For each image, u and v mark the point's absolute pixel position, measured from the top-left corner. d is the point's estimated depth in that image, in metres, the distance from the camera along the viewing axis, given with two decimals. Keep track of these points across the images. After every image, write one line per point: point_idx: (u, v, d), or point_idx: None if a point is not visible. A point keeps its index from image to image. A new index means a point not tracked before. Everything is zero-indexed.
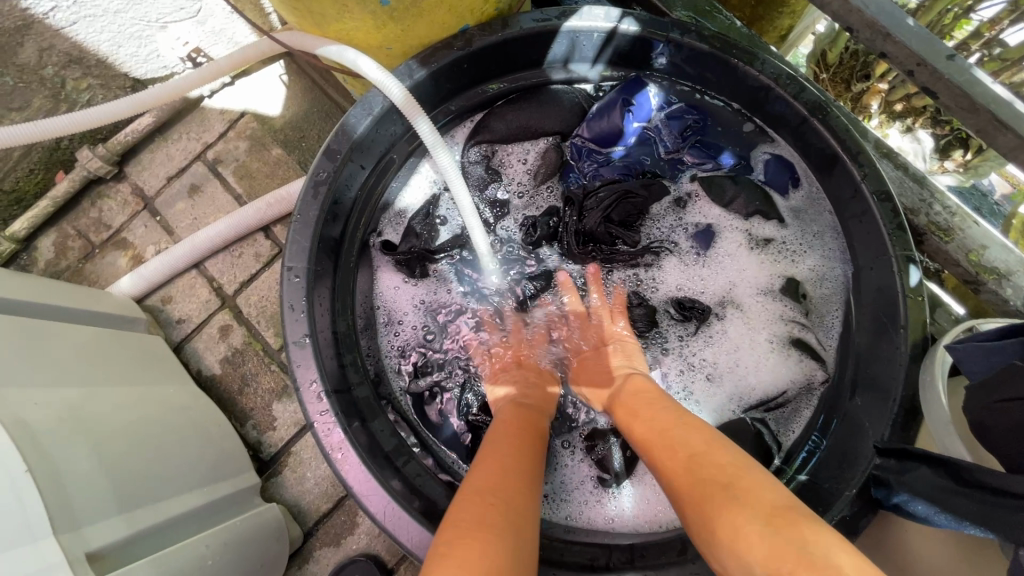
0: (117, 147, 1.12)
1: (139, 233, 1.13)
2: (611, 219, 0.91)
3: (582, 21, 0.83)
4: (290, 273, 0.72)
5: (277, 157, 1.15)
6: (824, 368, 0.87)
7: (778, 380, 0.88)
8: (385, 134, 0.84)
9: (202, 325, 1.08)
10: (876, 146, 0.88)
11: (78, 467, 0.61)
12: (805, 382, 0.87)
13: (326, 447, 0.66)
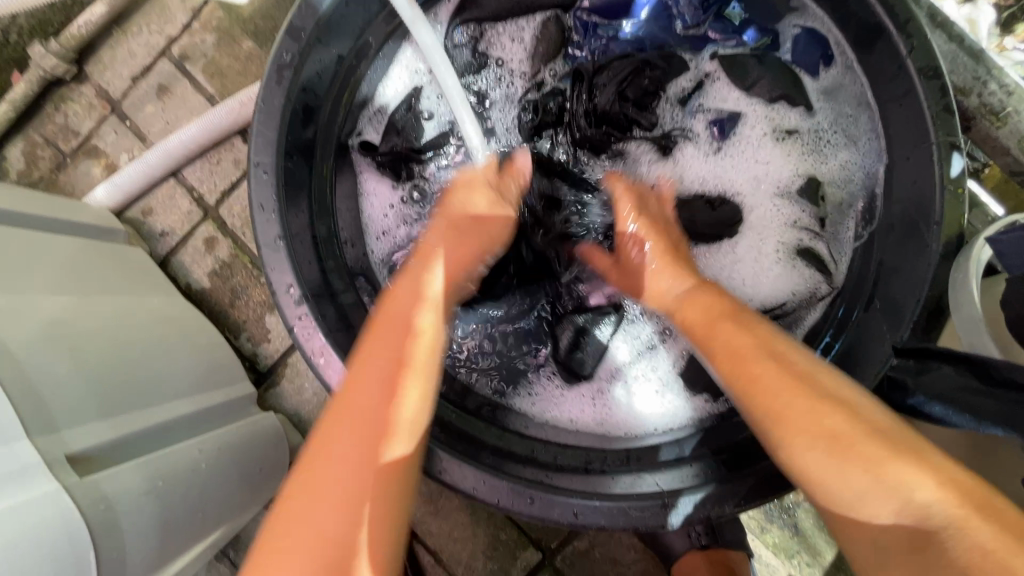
0: (72, 41, 1.01)
1: (110, 140, 1.06)
2: (626, 95, 0.81)
3: None
4: (257, 169, 0.65)
5: (248, 52, 1.04)
6: (830, 281, 0.81)
7: (780, 292, 0.82)
8: (356, 9, 0.72)
9: (186, 238, 1.03)
10: (929, 14, 0.75)
11: (54, 375, 0.58)
12: (809, 292, 0.81)
13: (308, 352, 0.63)
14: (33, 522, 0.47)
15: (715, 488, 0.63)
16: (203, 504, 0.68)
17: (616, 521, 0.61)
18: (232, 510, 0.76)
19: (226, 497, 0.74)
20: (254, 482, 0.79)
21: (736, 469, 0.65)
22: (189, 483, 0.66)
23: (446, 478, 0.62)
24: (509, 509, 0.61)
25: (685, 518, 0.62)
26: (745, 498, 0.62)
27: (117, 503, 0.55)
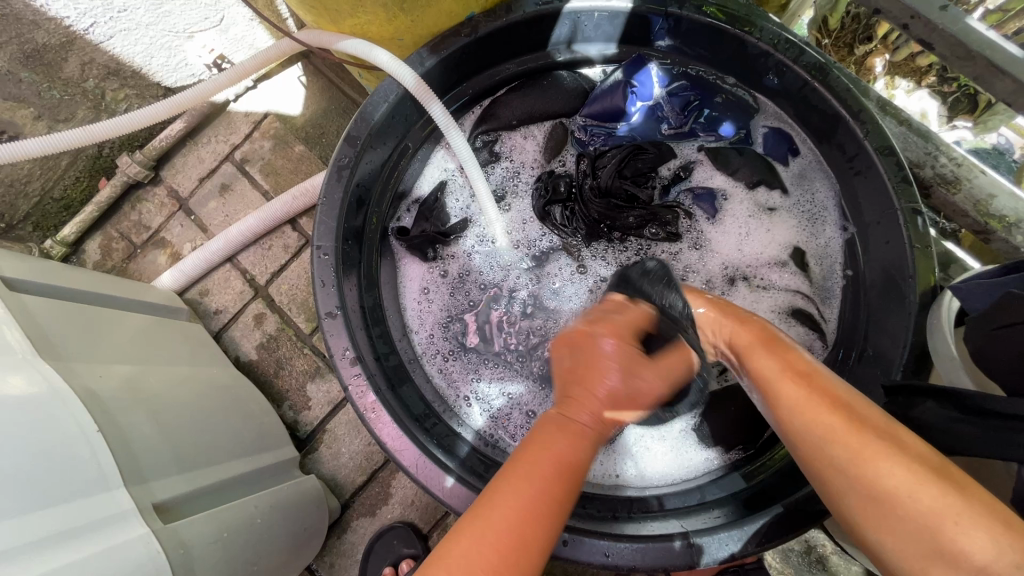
0: (153, 152, 1.19)
1: (177, 232, 1.21)
2: (623, 174, 0.92)
3: (582, 1, 0.86)
4: (319, 252, 0.77)
5: (299, 153, 1.22)
6: (823, 337, 0.89)
7: None
8: (399, 121, 0.87)
9: (238, 315, 1.14)
10: (879, 104, 0.89)
11: (143, 435, 0.66)
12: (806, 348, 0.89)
13: (360, 408, 0.71)
14: (129, 561, 0.54)
15: (736, 527, 0.67)
16: (257, 559, 0.73)
17: (646, 556, 0.65)
18: (279, 567, 0.80)
19: (275, 554, 0.78)
20: (298, 541, 0.84)
21: (758, 509, 0.69)
22: (247, 534, 0.71)
23: None
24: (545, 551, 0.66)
25: (710, 558, 0.65)
26: (766, 537, 0.65)
27: (191, 548, 0.61)
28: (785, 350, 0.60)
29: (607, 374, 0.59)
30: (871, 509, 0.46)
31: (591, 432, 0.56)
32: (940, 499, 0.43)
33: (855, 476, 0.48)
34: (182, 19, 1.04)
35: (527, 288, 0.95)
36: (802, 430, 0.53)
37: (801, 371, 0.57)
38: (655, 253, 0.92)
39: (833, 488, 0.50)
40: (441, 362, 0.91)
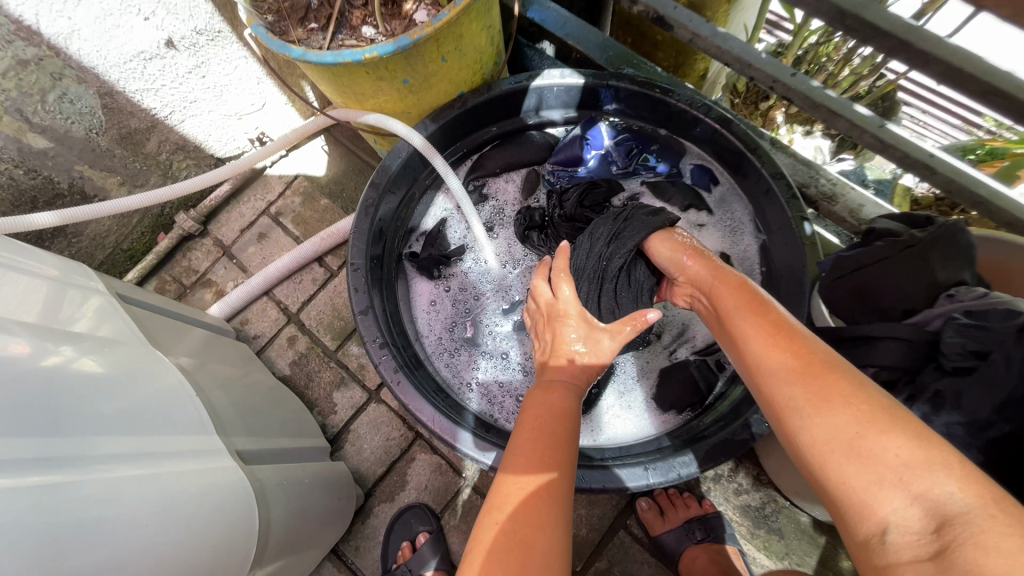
0: (204, 210, 1.45)
1: (221, 274, 1.44)
2: (584, 204, 1.17)
3: (544, 79, 1.15)
4: (353, 267, 1.00)
5: (324, 206, 1.48)
6: None
7: None
8: (410, 172, 1.15)
9: (274, 338, 1.36)
10: (773, 143, 1.17)
11: (222, 406, 0.87)
12: None
13: (389, 380, 0.92)
14: (226, 480, 0.74)
15: (680, 455, 0.87)
16: (304, 509, 0.93)
17: (612, 478, 0.85)
18: (318, 525, 0.98)
19: (316, 512, 0.97)
20: (332, 506, 1.03)
21: (698, 443, 0.90)
22: (296, 485, 0.92)
23: (486, 459, 0.87)
24: None
25: (660, 479, 0.85)
26: (703, 461, 0.86)
27: (263, 482, 0.82)
28: (750, 299, 0.71)
29: (566, 357, 0.82)
30: (808, 427, 0.53)
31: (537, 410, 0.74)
32: (860, 424, 0.50)
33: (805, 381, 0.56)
34: (235, 105, 1.34)
35: (514, 295, 1.18)
36: (763, 366, 0.62)
37: (765, 318, 0.67)
38: None
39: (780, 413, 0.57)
40: (448, 357, 1.13)
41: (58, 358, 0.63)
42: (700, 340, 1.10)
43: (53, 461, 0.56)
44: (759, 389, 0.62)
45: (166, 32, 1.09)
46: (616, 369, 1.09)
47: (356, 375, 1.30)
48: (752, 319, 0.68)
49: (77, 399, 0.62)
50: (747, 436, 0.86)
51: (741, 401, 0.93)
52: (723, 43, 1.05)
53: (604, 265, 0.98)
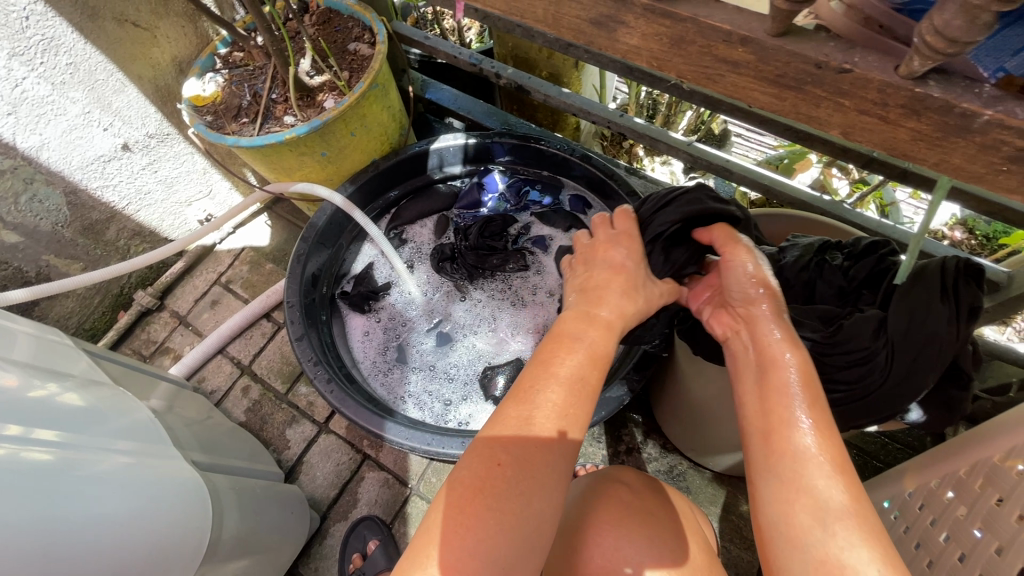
0: (160, 286, 1.62)
1: (178, 341, 1.59)
2: (484, 235, 1.42)
3: (440, 142, 1.43)
4: (289, 304, 1.19)
5: (269, 269, 1.68)
6: None
7: None
8: (336, 226, 1.38)
9: (229, 390, 1.50)
10: (628, 170, 1.47)
11: (178, 431, 1.02)
12: None
13: (325, 391, 1.09)
14: (186, 478, 0.88)
15: None
16: (259, 516, 1.05)
17: None
18: (273, 535, 1.10)
19: (270, 521, 1.09)
20: (286, 519, 1.15)
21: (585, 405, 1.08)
22: (249, 495, 1.06)
23: (409, 443, 1.03)
24: (448, 452, 1.02)
25: None
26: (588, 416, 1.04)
27: (218, 486, 0.97)
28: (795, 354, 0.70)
29: (607, 295, 0.84)
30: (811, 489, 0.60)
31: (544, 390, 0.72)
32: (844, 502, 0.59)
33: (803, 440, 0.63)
34: (186, 193, 1.58)
35: (436, 318, 1.38)
36: (792, 438, 0.63)
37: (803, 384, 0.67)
38: (513, 276, 1.40)
39: (787, 486, 0.61)
40: (382, 377, 1.30)
41: (42, 382, 0.79)
42: None
43: (47, 444, 0.71)
44: (768, 448, 0.65)
45: (122, 138, 1.35)
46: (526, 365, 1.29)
47: (306, 411, 1.44)
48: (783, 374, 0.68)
49: (64, 404, 0.78)
50: (620, 393, 1.05)
51: (619, 368, 1.13)
52: (568, 98, 1.37)
53: (645, 231, 0.93)
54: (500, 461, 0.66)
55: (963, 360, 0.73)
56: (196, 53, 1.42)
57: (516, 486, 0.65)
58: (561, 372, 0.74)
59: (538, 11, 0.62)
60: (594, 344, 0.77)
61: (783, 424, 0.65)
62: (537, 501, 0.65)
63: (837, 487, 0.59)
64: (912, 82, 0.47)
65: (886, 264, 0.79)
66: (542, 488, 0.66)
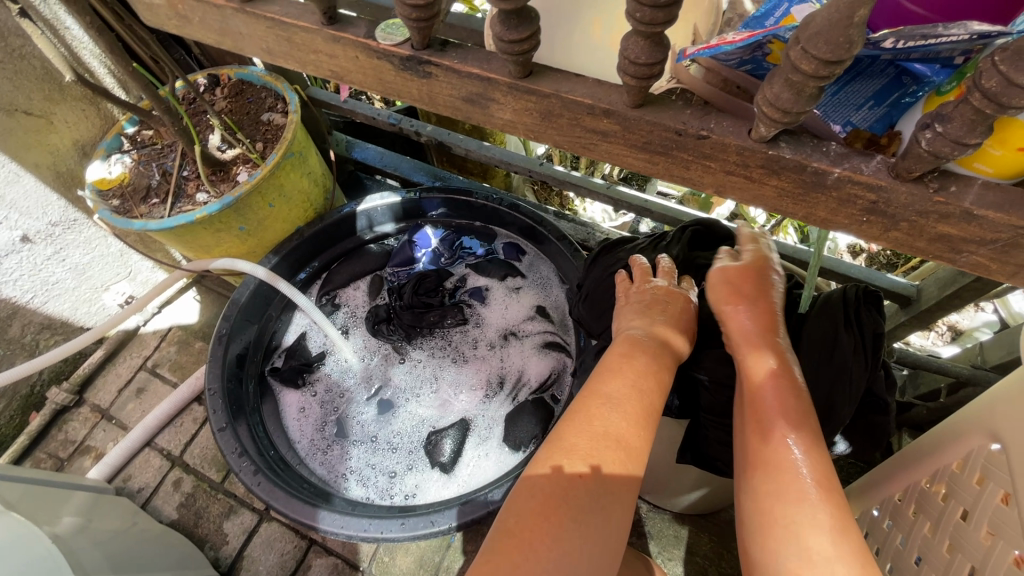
0: (77, 379, 1.51)
1: (100, 437, 1.47)
2: (418, 292, 1.39)
3: (365, 203, 1.42)
4: (210, 391, 1.12)
5: (199, 348, 1.59)
6: (569, 354, 1.31)
7: (547, 369, 1.30)
8: (261, 300, 1.32)
9: (158, 486, 1.38)
10: (557, 215, 1.48)
11: (86, 551, 0.92)
12: (561, 367, 1.30)
13: (250, 483, 1.02)
14: None
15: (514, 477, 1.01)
16: None
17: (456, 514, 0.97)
18: None
19: None
20: None
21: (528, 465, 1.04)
22: None
23: (342, 529, 0.97)
24: (385, 535, 0.95)
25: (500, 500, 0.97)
26: None
27: None
28: (801, 393, 0.67)
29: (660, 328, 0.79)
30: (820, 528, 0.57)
31: (630, 397, 0.70)
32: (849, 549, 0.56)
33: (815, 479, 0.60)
34: (101, 278, 1.50)
35: (375, 383, 1.32)
36: (802, 488, 0.60)
37: (814, 432, 0.65)
38: (451, 331, 1.37)
39: (784, 527, 0.58)
40: (320, 456, 1.23)
41: None
42: (530, 381, 1.28)
43: None
44: (774, 496, 0.61)
45: (20, 230, 1.27)
46: (472, 425, 1.24)
47: (244, 500, 1.34)
48: (792, 422, 0.64)
49: None
50: None
51: None
52: (488, 152, 1.38)
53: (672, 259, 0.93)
54: (581, 466, 0.64)
55: (876, 387, 0.75)
56: (101, 134, 1.36)
57: (594, 496, 0.63)
58: (627, 390, 0.70)
59: (412, 91, 0.61)
60: (654, 371, 0.73)
61: (792, 474, 0.61)
62: (610, 523, 0.63)
63: (839, 532, 0.57)
64: (765, 145, 0.48)
65: (789, 300, 0.83)
66: (621, 505, 0.64)
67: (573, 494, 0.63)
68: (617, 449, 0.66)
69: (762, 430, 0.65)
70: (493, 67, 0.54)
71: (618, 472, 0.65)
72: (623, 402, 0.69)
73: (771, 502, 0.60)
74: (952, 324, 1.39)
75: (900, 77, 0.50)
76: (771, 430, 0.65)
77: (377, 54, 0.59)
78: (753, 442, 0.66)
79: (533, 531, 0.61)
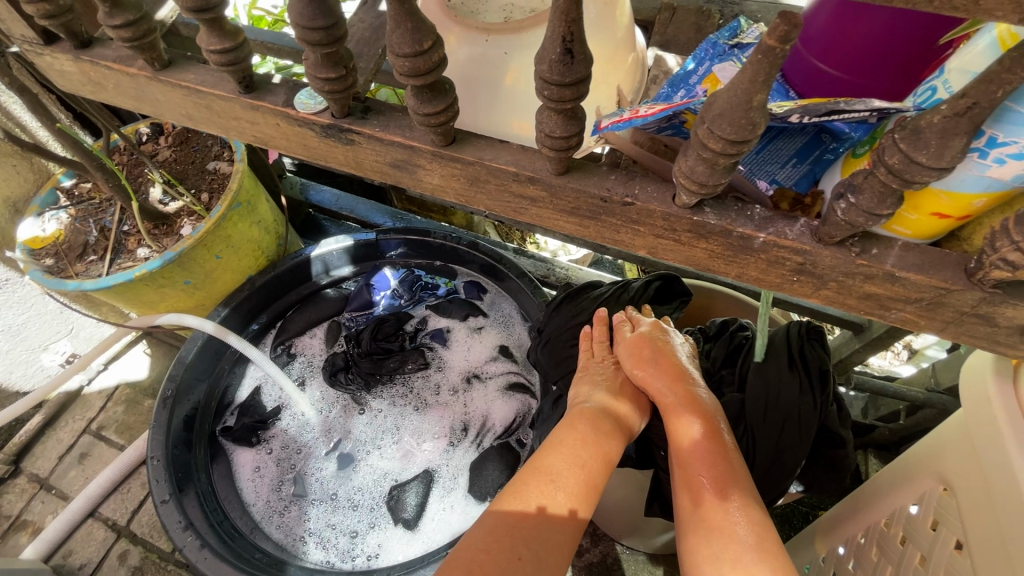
0: (13, 448, 1.41)
1: (38, 510, 1.37)
2: (377, 337, 1.35)
3: (320, 247, 1.40)
4: (152, 459, 1.06)
5: (149, 406, 1.51)
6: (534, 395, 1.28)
7: (512, 412, 1.27)
8: (210, 354, 1.27)
9: (102, 560, 1.29)
10: (517, 251, 1.47)
11: None
12: (526, 408, 1.27)
13: (194, 560, 0.95)
14: None
15: None
16: None
17: None
18: None
19: None
20: None
21: None
22: None
23: None
24: None
25: None
26: None
27: None
28: (728, 452, 0.68)
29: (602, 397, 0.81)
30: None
31: (561, 468, 0.72)
32: None
33: (745, 539, 0.60)
34: (38, 338, 1.42)
35: (334, 437, 1.26)
36: (735, 543, 0.60)
37: (747, 488, 0.66)
38: (413, 376, 1.33)
39: None
40: (276, 520, 1.17)
41: None
42: (495, 425, 1.25)
43: None
44: (711, 558, 0.60)
45: None
46: (436, 477, 1.19)
47: (197, 570, 1.26)
48: (720, 481, 0.65)
49: None
50: None
51: None
52: None
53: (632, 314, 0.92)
54: (503, 540, 0.66)
55: (829, 423, 0.74)
56: (34, 190, 1.30)
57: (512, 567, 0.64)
58: (559, 462, 0.73)
59: (338, 156, 0.59)
60: (591, 442, 0.75)
61: (725, 534, 0.61)
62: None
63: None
64: (689, 211, 0.47)
65: (736, 343, 0.83)
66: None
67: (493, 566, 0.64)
68: (542, 523, 0.68)
69: (695, 494, 0.66)
70: (415, 135, 0.53)
71: (540, 547, 0.66)
72: (562, 475, 0.71)
73: (706, 566, 0.60)
74: (908, 343, 1.42)
75: (819, 135, 0.52)
76: (703, 493, 0.65)
77: (298, 122, 0.57)
78: (689, 502, 0.67)
79: None
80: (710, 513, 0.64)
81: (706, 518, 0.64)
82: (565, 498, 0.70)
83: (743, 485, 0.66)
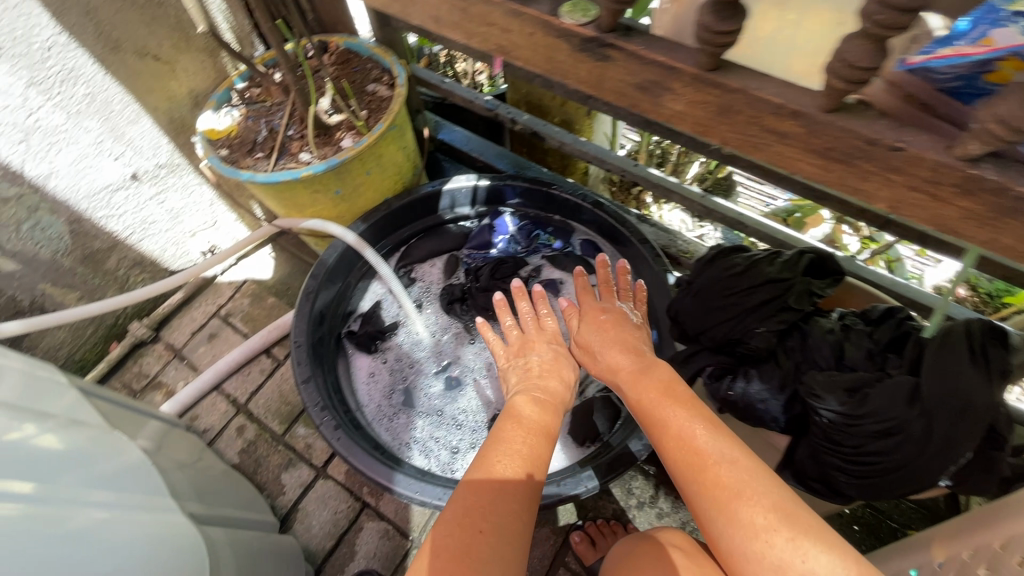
0: (157, 317, 1.58)
1: (171, 375, 1.53)
2: (495, 276, 1.41)
3: (451, 184, 1.43)
4: (296, 344, 1.16)
5: (271, 303, 1.64)
6: None
7: None
8: (346, 264, 1.36)
9: (223, 429, 1.43)
10: (639, 218, 1.48)
11: (175, 479, 0.97)
12: None
13: (329, 437, 1.04)
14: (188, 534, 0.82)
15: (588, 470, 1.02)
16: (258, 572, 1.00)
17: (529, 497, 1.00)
18: None
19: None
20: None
21: (600, 461, 1.04)
22: (248, 550, 1.00)
23: (416, 495, 0.99)
24: None
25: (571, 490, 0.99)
26: (606, 472, 1.01)
27: (217, 542, 0.91)
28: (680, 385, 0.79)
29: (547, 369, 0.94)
30: (741, 484, 0.65)
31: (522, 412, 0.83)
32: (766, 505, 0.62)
33: (716, 447, 0.69)
34: (190, 224, 1.56)
35: (442, 360, 1.34)
36: (711, 456, 0.69)
37: (703, 411, 0.75)
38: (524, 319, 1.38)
39: (715, 492, 0.65)
40: (384, 422, 1.26)
41: (20, 434, 0.69)
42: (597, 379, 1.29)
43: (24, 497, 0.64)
44: (692, 466, 0.69)
45: (132, 167, 1.34)
46: None
47: (303, 455, 1.38)
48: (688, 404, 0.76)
49: (60, 453, 0.72)
50: (642, 448, 1.02)
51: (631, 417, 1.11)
52: (582, 147, 1.38)
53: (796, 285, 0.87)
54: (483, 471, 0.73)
55: (999, 424, 0.72)
56: (212, 86, 1.42)
57: (500, 488, 0.71)
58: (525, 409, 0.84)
59: (582, 72, 0.63)
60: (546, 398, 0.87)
61: (695, 445, 0.70)
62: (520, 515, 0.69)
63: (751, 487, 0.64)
64: (966, 163, 0.47)
65: (904, 330, 0.80)
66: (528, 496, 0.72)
67: (482, 489, 0.70)
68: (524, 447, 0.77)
69: (664, 419, 0.75)
70: (681, 56, 0.55)
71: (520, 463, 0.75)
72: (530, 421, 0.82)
73: (690, 476, 0.68)
74: None
75: None
76: (670, 415, 0.75)
77: (558, 33, 0.60)
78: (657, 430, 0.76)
79: (455, 523, 0.67)
80: (678, 430, 0.73)
81: (676, 435, 0.73)
82: (534, 429, 0.81)
83: (703, 411, 0.75)
